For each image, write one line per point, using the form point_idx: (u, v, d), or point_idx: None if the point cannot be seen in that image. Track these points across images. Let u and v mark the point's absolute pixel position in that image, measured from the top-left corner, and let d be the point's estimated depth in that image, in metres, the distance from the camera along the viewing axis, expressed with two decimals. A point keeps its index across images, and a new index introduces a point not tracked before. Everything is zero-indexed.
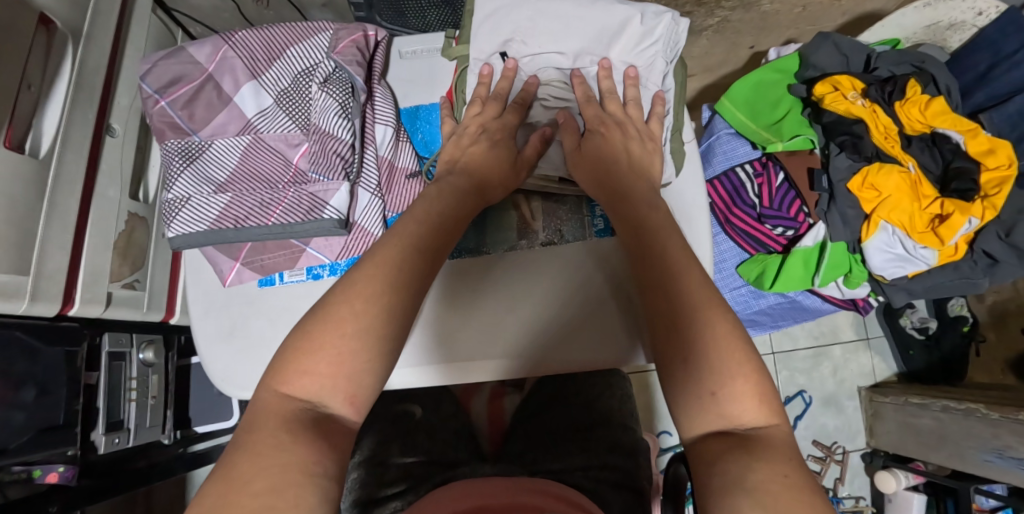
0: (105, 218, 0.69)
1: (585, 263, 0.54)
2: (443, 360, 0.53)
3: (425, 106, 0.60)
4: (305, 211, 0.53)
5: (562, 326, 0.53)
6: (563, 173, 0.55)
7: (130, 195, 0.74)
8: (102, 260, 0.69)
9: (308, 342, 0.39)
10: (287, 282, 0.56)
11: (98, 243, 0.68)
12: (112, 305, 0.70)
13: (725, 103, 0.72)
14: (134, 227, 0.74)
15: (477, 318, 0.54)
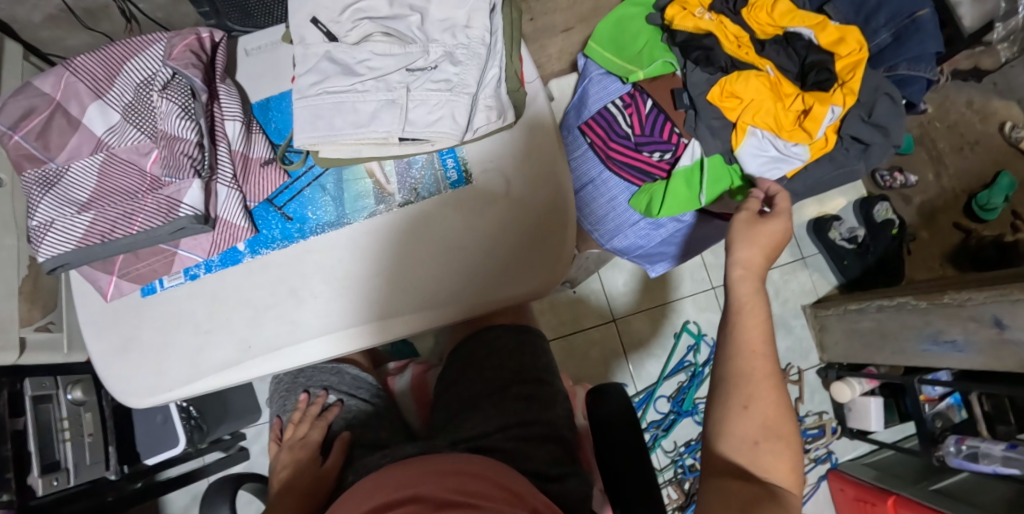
0: (6, 265, 0.70)
1: (488, 209, 0.56)
2: (371, 319, 0.55)
3: (274, 97, 0.61)
4: (164, 215, 0.53)
5: (481, 266, 0.55)
6: (400, 133, 0.53)
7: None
8: (9, 307, 0.69)
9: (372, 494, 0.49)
10: (167, 288, 0.57)
11: (2, 291, 0.69)
12: (27, 350, 0.71)
13: (592, 45, 0.73)
14: (39, 271, 0.74)
15: (397, 275, 0.55)
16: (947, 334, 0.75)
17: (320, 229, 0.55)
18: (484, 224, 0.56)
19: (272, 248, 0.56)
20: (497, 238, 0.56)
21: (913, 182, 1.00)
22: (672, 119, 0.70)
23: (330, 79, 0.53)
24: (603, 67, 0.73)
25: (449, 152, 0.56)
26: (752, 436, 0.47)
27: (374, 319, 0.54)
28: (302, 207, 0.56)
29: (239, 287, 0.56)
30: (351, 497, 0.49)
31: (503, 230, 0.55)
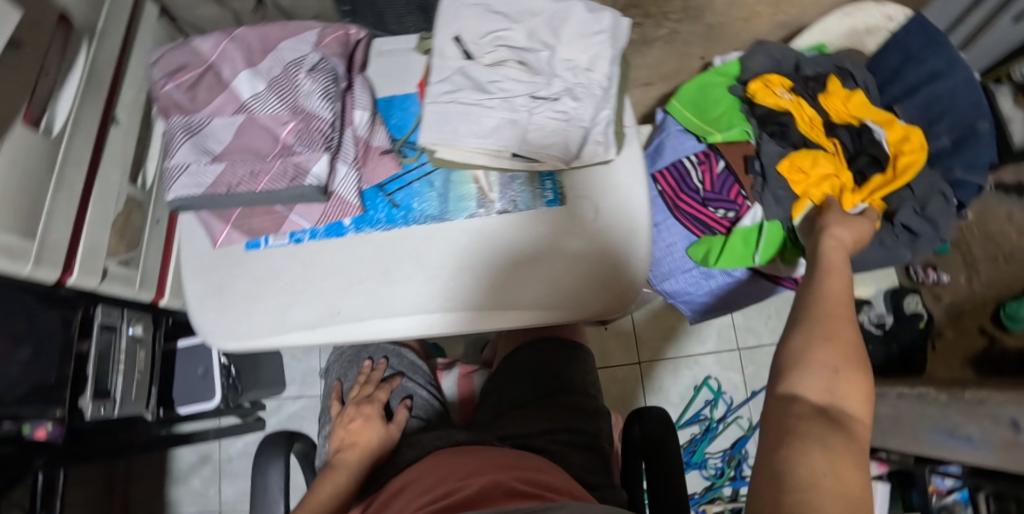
0: (106, 199, 0.76)
1: (577, 219, 0.61)
2: (463, 305, 0.59)
3: (399, 96, 0.66)
4: (289, 180, 0.58)
5: (571, 270, 0.60)
6: (515, 148, 0.59)
7: (129, 181, 0.80)
8: (101, 236, 0.74)
9: (410, 480, 0.58)
10: (271, 245, 0.61)
11: (99, 219, 0.74)
12: (107, 279, 0.75)
13: (674, 103, 0.79)
14: (131, 210, 0.80)
15: (493, 267, 0.60)
16: (963, 429, 0.80)
17: (422, 221, 0.61)
18: (576, 236, 0.61)
19: (375, 229, 0.61)
20: (582, 258, 0.60)
21: (945, 280, 1.08)
22: (740, 181, 0.74)
23: (462, 90, 0.60)
24: (682, 124, 0.79)
25: (551, 176, 0.62)
26: (829, 367, 0.46)
27: (459, 309, 0.58)
28: (409, 198, 0.62)
29: (338, 257, 0.61)
30: (412, 478, 0.58)
31: (593, 244, 0.61)
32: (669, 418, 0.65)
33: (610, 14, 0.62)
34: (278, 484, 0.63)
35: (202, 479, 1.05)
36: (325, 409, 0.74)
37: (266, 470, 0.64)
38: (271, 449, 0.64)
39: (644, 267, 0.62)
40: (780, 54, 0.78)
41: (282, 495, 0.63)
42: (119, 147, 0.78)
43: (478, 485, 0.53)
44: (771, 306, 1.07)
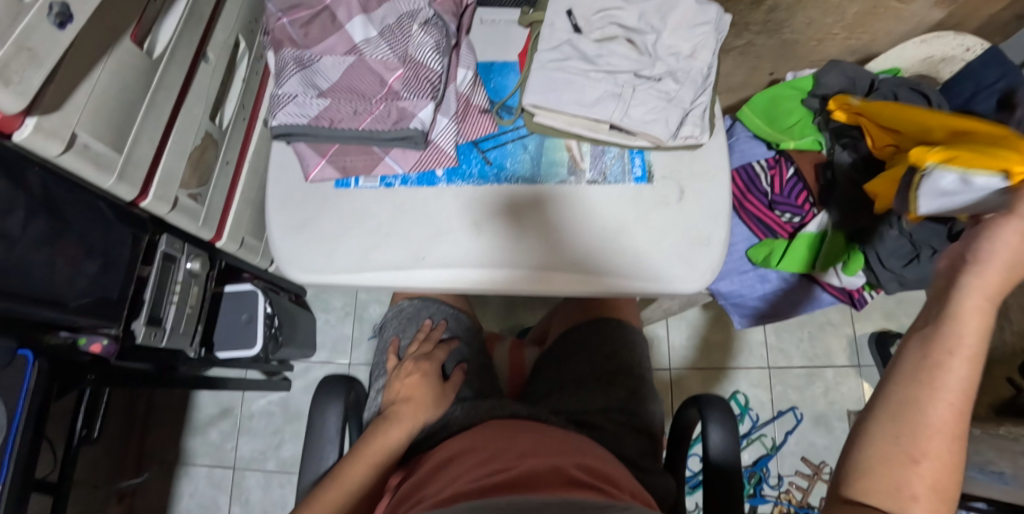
0: (188, 130, 0.76)
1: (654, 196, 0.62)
2: (521, 263, 0.59)
3: (500, 62, 0.68)
4: (393, 122, 0.59)
5: (630, 244, 0.61)
6: (614, 119, 0.61)
7: (209, 118, 0.80)
8: (177, 165, 0.74)
9: (464, 452, 0.58)
10: (360, 186, 0.62)
11: (178, 148, 0.74)
12: (175, 209, 0.75)
13: (746, 110, 0.80)
14: (207, 146, 0.80)
15: (550, 232, 0.61)
16: (994, 466, 0.82)
17: (513, 181, 0.62)
18: (640, 210, 0.62)
19: (467, 182, 0.62)
20: (663, 236, 0.61)
21: None
22: (809, 188, 0.77)
23: (569, 59, 0.62)
24: (754, 132, 0.79)
25: (641, 154, 0.63)
26: (908, 490, 0.38)
27: (536, 268, 0.59)
28: (502, 157, 0.63)
29: (427, 205, 0.62)
30: (466, 450, 0.58)
31: (658, 221, 0.62)
32: (726, 404, 0.65)
33: (717, 8, 0.63)
34: (334, 426, 0.63)
35: (220, 432, 1.06)
36: (377, 364, 0.73)
37: (324, 411, 0.63)
38: (329, 390, 0.64)
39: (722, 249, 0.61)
40: (855, 72, 0.74)
41: (337, 439, 0.63)
42: (206, 83, 0.78)
43: (539, 466, 0.53)
44: (805, 330, 1.08)
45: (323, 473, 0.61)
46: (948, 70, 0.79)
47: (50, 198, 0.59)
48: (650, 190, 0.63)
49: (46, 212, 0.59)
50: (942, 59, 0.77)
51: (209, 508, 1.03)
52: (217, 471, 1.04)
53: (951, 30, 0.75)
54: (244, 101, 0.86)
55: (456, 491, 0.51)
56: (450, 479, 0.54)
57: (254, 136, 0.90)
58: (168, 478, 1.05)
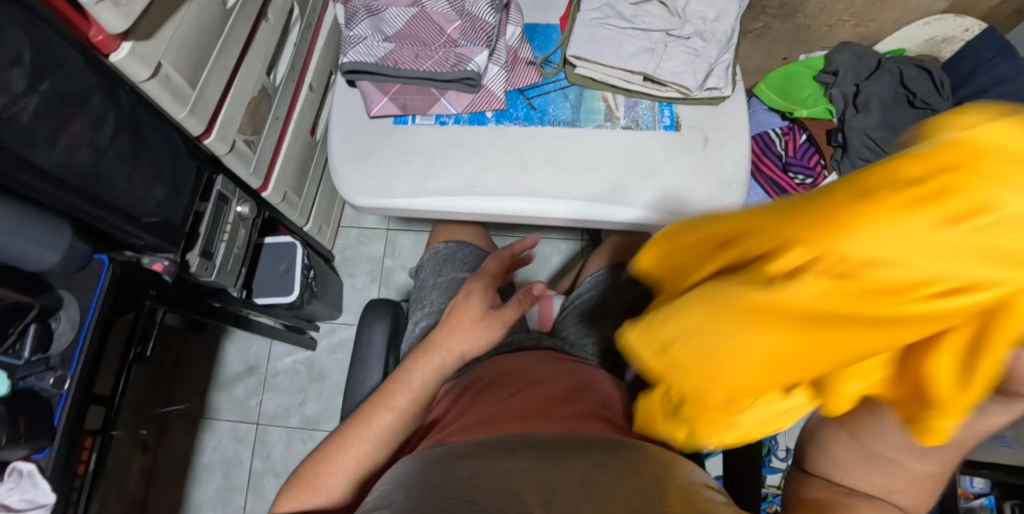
0: (247, 81, 0.81)
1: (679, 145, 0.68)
2: (545, 192, 0.65)
3: (543, 25, 0.75)
4: (451, 65, 0.66)
5: (648, 180, 0.66)
6: (648, 70, 0.67)
7: (264, 73, 0.85)
8: (237, 112, 0.79)
9: (468, 390, 0.61)
10: (416, 123, 0.68)
11: (239, 96, 0.79)
12: (232, 152, 0.79)
13: (761, 86, 0.87)
14: (262, 99, 0.85)
15: (570, 167, 0.66)
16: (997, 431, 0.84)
17: (555, 124, 0.68)
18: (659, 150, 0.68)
19: (513, 123, 0.68)
20: (690, 177, 0.67)
21: None
22: (822, 152, 0.83)
23: (609, 18, 0.69)
24: (767, 104, 0.87)
25: (669, 106, 0.69)
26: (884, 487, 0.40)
27: (556, 197, 0.65)
28: (545, 103, 0.69)
29: (477, 141, 0.67)
30: (471, 386, 0.62)
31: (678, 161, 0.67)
32: None
33: None
34: (380, 341, 0.69)
35: (245, 388, 1.10)
36: (417, 299, 0.77)
37: (371, 327, 0.69)
38: (376, 310, 0.70)
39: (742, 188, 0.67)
40: (864, 52, 0.80)
41: (381, 355, 0.68)
42: (265, 40, 0.84)
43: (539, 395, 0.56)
44: None
45: (369, 387, 0.67)
46: (949, 50, 0.87)
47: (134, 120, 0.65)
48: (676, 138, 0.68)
49: (128, 131, 0.65)
50: (942, 40, 0.85)
51: (232, 461, 1.06)
52: (241, 426, 1.08)
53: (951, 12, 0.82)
54: (294, 63, 0.92)
55: (463, 423, 0.55)
56: (460, 411, 0.58)
57: (301, 97, 0.95)
58: (192, 431, 1.08)
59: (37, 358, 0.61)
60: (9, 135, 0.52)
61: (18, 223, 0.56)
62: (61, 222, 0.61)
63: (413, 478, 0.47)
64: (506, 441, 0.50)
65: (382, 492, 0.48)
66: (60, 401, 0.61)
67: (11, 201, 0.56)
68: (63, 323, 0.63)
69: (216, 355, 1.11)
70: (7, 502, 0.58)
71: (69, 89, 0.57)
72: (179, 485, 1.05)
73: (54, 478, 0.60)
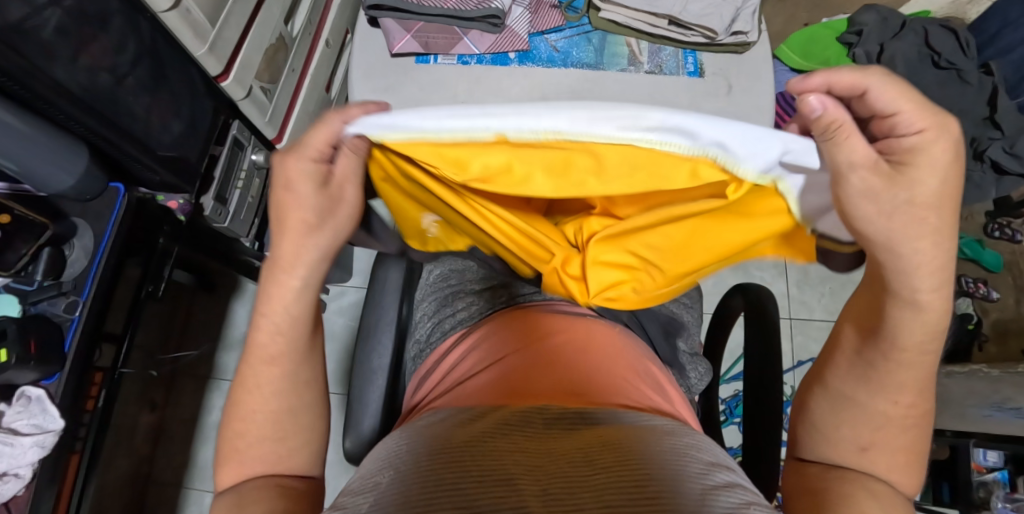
0: (268, 24, 0.78)
1: (700, 91, 0.67)
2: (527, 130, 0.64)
3: None
4: (475, 3, 0.65)
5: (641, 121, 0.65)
6: (672, 15, 0.67)
7: (283, 22, 0.82)
8: (254, 57, 0.76)
9: (470, 356, 0.60)
10: (438, 63, 0.68)
11: (258, 40, 0.76)
12: (248, 99, 0.77)
13: (783, 48, 0.86)
14: (278, 49, 0.82)
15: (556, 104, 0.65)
16: (1016, 402, 0.81)
17: (578, 66, 0.68)
18: (661, 93, 0.67)
19: (536, 65, 0.68)
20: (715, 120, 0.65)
21: (994, 297, 1.11)
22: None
23: None
24: (789, 65, 0.85)
25: (693, 53, 0.69)
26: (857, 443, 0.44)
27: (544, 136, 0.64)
28: (569, 46, 0.69)
29: (500, 80, 0.67)
30: (473, 350, 0.61)
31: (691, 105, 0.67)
32: (765, 290, 0.66)
33: None
34: (396, 280, 0.68)
35: None
36: None
37: (387, 268, 0.69)
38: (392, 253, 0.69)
39: None
40: (888, 12, 0.82)
41: (395, 294, 0.68)
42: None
43: (538, 365, 0.56)
44: (826, 286, 1.12)
45: (381, 326, 0.66)
46: (975, 11, 0.89)
47: (155, 50, 0.64)
48: (701, 85, 0.67)
49: (149, 61, 0.64)
50: (968, 2, 0.88)
51: None
52: None
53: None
54: (311, 16, 0.89)
55: (461, 388, 0.55)
56: (460, 372, 0.58)
57: (317, 52, 0.94)
58: (198, 392, 1.07)
59: (50, 282, 0.61)
60: (31, 46, 0.51)
61: (37, 141, 0.56)
62: (79, 148, 0.60)
63: (413, 437, 0.46)
64: (500, 416, 0.47)
65: (369, 471, 0.44)
66: (71, 326, 0.60)
67: (31, 118, 0.55)
68: (77, 250, 0.62)
69: (224, 315, 1.11)
70: (14, 426, 0.57)
71: (91, 9, 0.55)
72: (184, 444, 1.04)
73: (62, 405, 0.59)
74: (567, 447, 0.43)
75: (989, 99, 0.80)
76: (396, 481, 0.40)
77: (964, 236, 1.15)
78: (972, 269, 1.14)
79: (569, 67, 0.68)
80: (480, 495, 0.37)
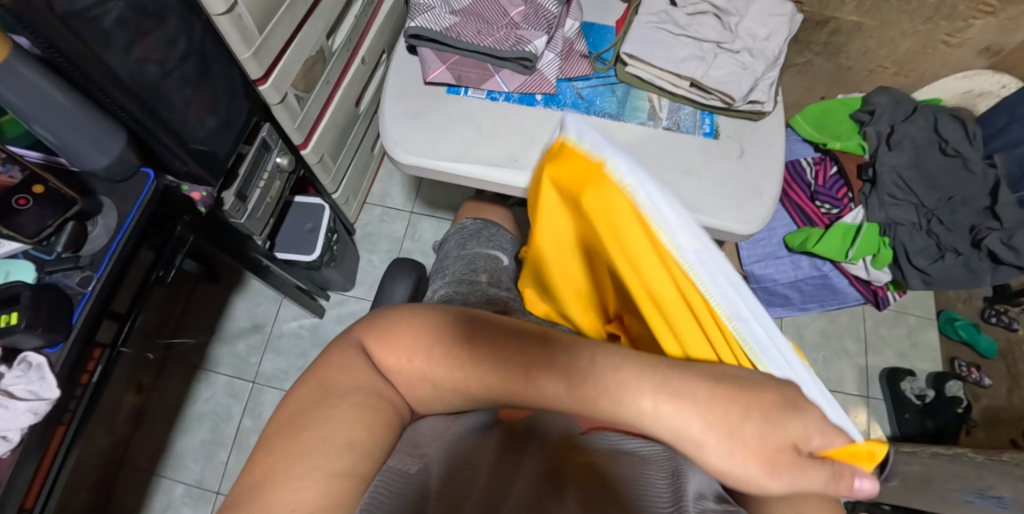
0: (311, 36, 0.81)
1: (712, 149, 0.70)
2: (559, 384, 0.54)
3: (599, 24, 0.78)
4: (511, 45, 0.69)
5: None
6: (694, 77, 0.70)
7: (325, 37, 0.85)
8: (294, 66, 0.80)
9: None
10: (468, 96, 0.72)
11: (300, 50, 0.80)
12: (282, 103, 0.81)
13: (798, 118, 0.91)
14: (318, 60, 0.85)
15: None
16: (994, 490, 0.80)
17: (600, 115, 0.72)
18: (677, 148, 0.70)
19: (560, 109, 0.72)
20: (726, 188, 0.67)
21: (985, 383, 1.08)
22: (850, 186, 0.86)
23: (664, 23, 0.73)
24: (802, 135, 0.90)
25: (711, 115, 0.72)
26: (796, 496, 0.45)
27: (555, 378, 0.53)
28: (594, 95, 0.73)
29: (523, 119, 0.71)
30: None
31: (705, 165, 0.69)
32: None
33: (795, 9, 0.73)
34: (401, 296, 0.69)
35: (247, 346, 1.11)
36: (438, 270, 0.79)
37: (394, 282, 0.70)
38: (400, 268, 0.71)
39: (772, 196, 0.69)
40: (901, 97, 0.86)
41: (401, 306, 0.69)
42: (331, 6, 0.83)
43: None
44: (820, 353, 1.14)
45: None
46: (983, 104, 0.93)
47: (203, 48, 0.67)
48: (714, 144, 0.71)
49: (196, 59, 0.67)
50: (979, 95, 0.92)
51: (221, 415, 1.06)
52: (236, 383, 1.08)
53: (991, 70, 0.90)
54: (352, 35, 0.92)
55: None
56: None
57: (353, 67, 0.96)
58: (187, 380, 1.08)
59: (68, 255, 0.63)
60: (91, 32, 0.54)
61: (75, 117, 0.58)
62: (117, 131, 0.63)
63: (418, 441, 0.44)
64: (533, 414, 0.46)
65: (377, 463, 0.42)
66: (81, 300, 0.62)
67: (79, 99, 0.59)
68: (99, 228, 0.65)
69: (224, 308, 1.13)
70: (11, 390, 0.58)
71: (151, 4, 0.59)
72: (163, 431, 1.04)
73: (61, 375, 0.60)
74: (595, 450, 0.42)
75: (990, 192, 0.82)
76: (435, 462, 0.41)
77: (960, 319, 1.13)
78: (967, 353, 1.12)
79: (593, 116, 0.72)
80: (506, 493, 0.37)
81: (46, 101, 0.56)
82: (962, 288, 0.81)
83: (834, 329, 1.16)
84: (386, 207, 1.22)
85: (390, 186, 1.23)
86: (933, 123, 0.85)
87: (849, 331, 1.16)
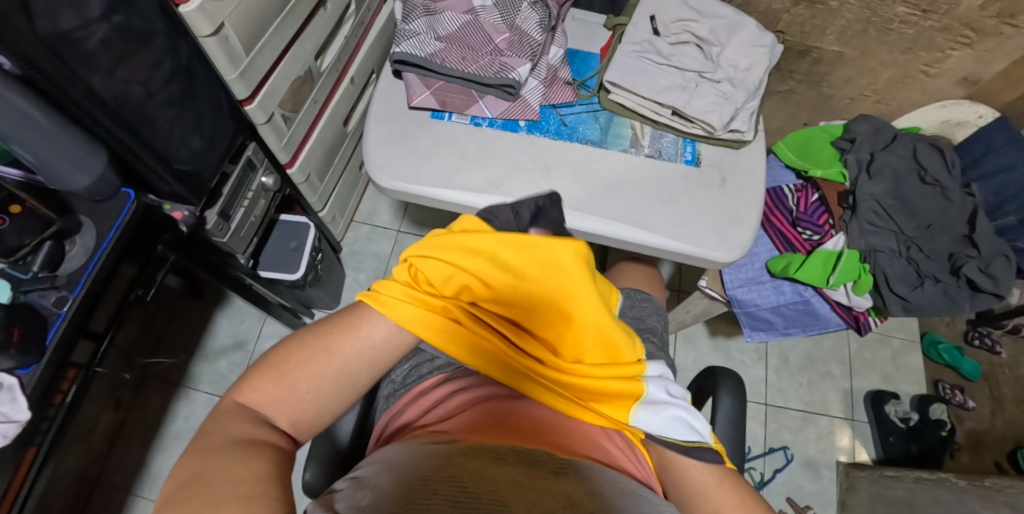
0: (299, 56, 0.82)
1: (687, 176, 0.71)
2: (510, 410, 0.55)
3: (585, 51, 0.79)
4: (495, 71, 0.70)
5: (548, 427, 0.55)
6: (676, 106, 0.71)
7: (313, 57, 0.86)
8: (281, 86, 0.80)
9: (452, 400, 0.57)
10: (452, 121, 0.73)
11: (288, 70, 0.80)
12: (268, 123, 0.81)
13: (780, 145, 0.93)
14: (306, 80, 0.85)
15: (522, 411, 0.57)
16: None
17: (583, 142, 0.72)
18: (651, 170, 0.71)
19: (543, 135, 0.73)
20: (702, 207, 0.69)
21: (970, 406, 1.08)
22: (831, 212, 0.87)
23: (647, 52, 0.73)
24: (784, 162, 0.91)
25: (692, 143, 0.73)
26: None
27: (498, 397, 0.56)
28: (577, 122, 0.74)
29: (506, 142, 0.72)
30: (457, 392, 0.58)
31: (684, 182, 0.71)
32: (737, 377, 0.70)
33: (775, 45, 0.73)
34: None
35: (229, 363, 1.10)
36: None
37: None
38: None
39: (753, 224, 0.69)
40: (881, 123, 0.89)
41: None
42: (320, 26, 0.84)
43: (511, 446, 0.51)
44: (804, 376, 1.14)
45: None
46: (961, 133, 0.96)
47: (190, 69, 0.68)
48: (675, 167, 0.72)
49: (182, 79, 0.67)
50: (956, 124, 0.95)
51: None
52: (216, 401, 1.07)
53: (969, 99, 0.93)
54: (341, 55, 0.92)
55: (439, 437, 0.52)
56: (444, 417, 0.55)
57: (342, 86, 0.97)
58: (166, 398, 1.07)
59: (45, 274, 0.62)
60: (77, 55, 0.54)
61: (58, 137, 0.58)
62: (100, 150, 0.63)
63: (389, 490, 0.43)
64: (490, 452, 0.49)
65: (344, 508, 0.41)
66: (56, 320, 0.61)
67: (64, 121, 0.59)
68: (78, 247, 0.64)
69: (206, 325, 1.12)
70: None
71: (137, 27, 0.59)
72: (140, 449, 1.02)
73: (32, 397, 0.59)
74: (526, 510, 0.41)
75: (968, 220, 0.85)
76: (396, 485, 0.43)
77: (943, 341, 1.14)
78: (951, 376, 1.12)
79: (577, 142, 0.72)
80: None
81: (29, 123, 0.56)
82: (941, 315, 0.81)
83: (819, 352, 1.17)
84: (374, 225, 1.22)
85: (377, 204, 1.24)
86: (916, 153, 0.88)
87: (833, 354, 1.17)
